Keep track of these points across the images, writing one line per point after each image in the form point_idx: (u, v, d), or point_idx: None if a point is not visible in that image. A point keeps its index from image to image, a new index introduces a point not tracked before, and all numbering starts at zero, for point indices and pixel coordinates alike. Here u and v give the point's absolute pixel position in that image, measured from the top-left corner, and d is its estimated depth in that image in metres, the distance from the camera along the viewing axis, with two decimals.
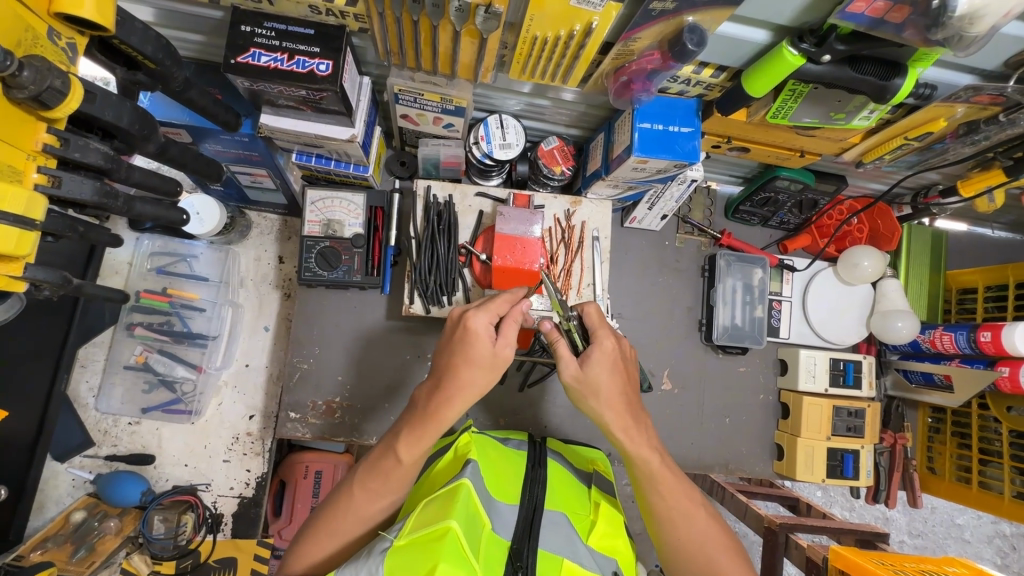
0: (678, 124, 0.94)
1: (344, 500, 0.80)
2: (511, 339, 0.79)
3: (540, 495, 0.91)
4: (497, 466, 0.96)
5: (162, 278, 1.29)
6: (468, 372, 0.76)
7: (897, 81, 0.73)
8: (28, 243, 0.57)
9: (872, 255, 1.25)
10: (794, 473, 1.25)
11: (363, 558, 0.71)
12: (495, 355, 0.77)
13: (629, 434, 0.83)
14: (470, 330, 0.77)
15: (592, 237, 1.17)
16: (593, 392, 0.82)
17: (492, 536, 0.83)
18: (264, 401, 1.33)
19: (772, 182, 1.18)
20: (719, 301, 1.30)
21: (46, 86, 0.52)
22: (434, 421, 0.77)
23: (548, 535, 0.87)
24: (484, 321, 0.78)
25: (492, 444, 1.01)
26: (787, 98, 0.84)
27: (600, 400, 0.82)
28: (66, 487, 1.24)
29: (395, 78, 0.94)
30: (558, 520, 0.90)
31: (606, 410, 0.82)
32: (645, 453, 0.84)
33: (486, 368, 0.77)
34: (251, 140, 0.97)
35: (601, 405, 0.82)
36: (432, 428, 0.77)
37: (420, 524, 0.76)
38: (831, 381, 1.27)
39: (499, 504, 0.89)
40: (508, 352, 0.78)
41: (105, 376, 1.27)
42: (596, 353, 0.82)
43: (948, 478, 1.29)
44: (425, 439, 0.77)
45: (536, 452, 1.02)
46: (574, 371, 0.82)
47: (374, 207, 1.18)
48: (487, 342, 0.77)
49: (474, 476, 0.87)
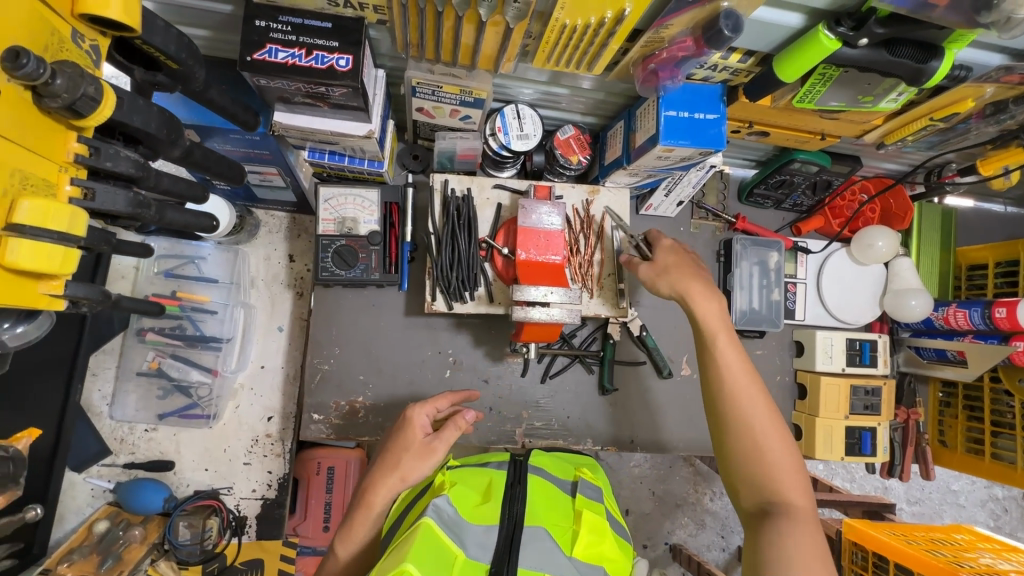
0: (703, 111, 0.92)
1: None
2: (447, 433, 0.87)
3: (520, 512, 0.91)
4: (479, 493, 0.96)
5: (171, 282, 1.26)
6: (401, 456, 0.85)
7: (934, 63, 0.72)
8: (74, 261, 0.54)
9: (886, 235, 1.26)
10: (814, 451, 1.27)
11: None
12: (426, 444, 0.86)
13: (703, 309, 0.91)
14: (406, 421, 0.89)
15: (611, 226, 1.16)
16: (670, 272, 0.96)
17: (464, 560, 0.84)
18: (281, 402, 1.31)
19: (789, 164, 1.18)
20: (736, 285, 1.30)
21: (80, 93, 0.48)
22: (368, 509, 0.85)
23: (528, 552, 0.86)
24: (421, 412, 0.89)
25: (471, 472, 1.00)
26: (816, 82, 0.83)
27: (670, 281, 0.96)
28: (84, 497, 1.22)
29: (413, 71, 0.91)
30: (538, 534, 0.89)
31: (680, 286, 0.94)
32: (724, 339, 0.89)
33: (417, 455, 0.85)
34: (263, 138, 0.95)
35: (671, 288, 0.95)
36: (361, 516, 0.85)
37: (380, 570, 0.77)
38: (847, 360, 1.28)
39: (473, 527, 0.89)
40: (438, 443, 0.86)
41: (118, 384, 1.25)
42: (657, 245, 1.02)
43: (960, 450, 1.32)
44: (355, 531, 0.86)
45: (517, 469, 1.00)
46: (647, 268, 0.99)
47: (389, 203, 1.15)
48: (419, 432, 0.87)
49: (439, 510, 0.88)
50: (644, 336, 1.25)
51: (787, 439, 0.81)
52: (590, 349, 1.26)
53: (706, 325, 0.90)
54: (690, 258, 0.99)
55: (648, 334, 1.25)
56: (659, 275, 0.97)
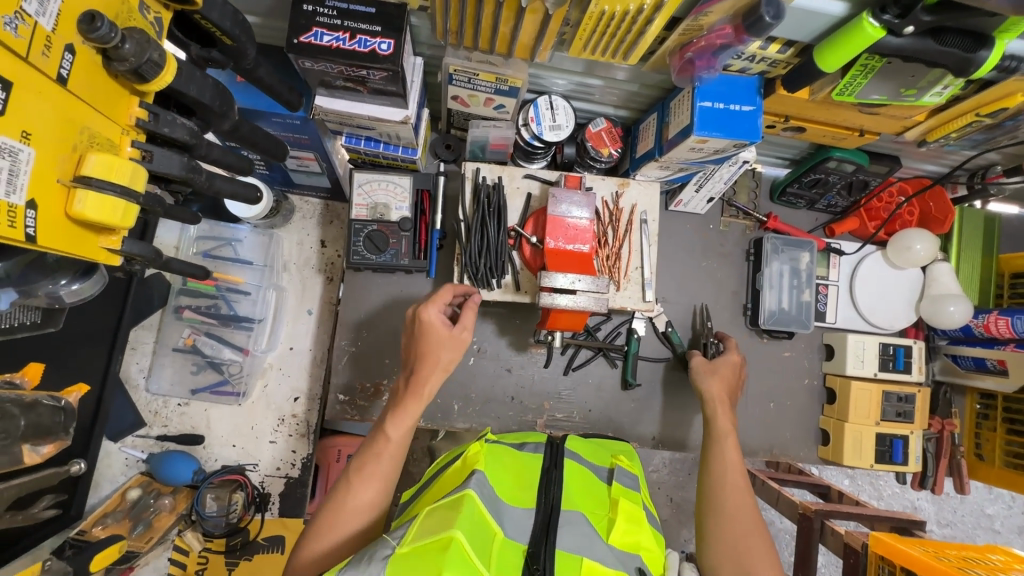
0: (739, 103, 0.92)
1: (330, 501, 0.83)
2: (468, 317, 0.94)
3: (557, 495, 0.92)
4: (514, 472, 0.96)
5: (208, 262, 1.31)
6: (438, 346, 0.90)
7: (983, 52, 0.70)
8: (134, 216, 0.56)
9: (925, 238, 1.23)
10: (841, 457, 1.23)
11: (366, 563, 0.70)
12: (455, 334, 0.92)
13: (721, 410, 1.08)
14: (424, 325, 0.91)
15: (640, 220, 1.16)
16: (711, 373, 1.13)
17: (504, 540, 0.83)
18: (308, 383, 1.34)
19: (825, 163, 1.16)
20: (765, 284, 1.28)
21: (146, 58, 0.52)
22: (419, 396, 0.88)
23: (567, 534, 0.87)
24: (435, 311, 0.92)
25: (504, 451, 0.99)
26: (857, 73, 0.83)
27: (715, 376, 1.13)
28: (119, 465, 1.26)
29: (451, 58, 0.93)
30: (576, 518, 0.90)
31: (713, 391, 1.11)
32: (726, 441, 1.03)
33: (451, 347, 0.92)
34: (303, 122, 0.97)
35: (708, 385, 1.12)
36: (413, 402, 0.88)
37: (422, 532, 0.74)
38: (880, 365, 1.24)
39: (511, 507, 0.89)
40: (465, 332, 0.93)
41: (155, 358, 1.29)
42: (728, 344, 1.20)
43: (997, 464, 1.27)
44: (403, 414, 0.88)
45: (553, 452, 1.01)
46: (702, 361, 1.17)
47: (421, 190, 1.18)
48: (444, 328, 0.91)
49: (480, 486, 0.85)
50: (669, 332, 1.26)
51: (767, 539, 0.91)
52: (614, 343, 1.25)
53: (716, 430, 1.05)
54: (731, 372, 1.15)
55: (674, 330, 1.26)
56: (709, 369, 1.14)
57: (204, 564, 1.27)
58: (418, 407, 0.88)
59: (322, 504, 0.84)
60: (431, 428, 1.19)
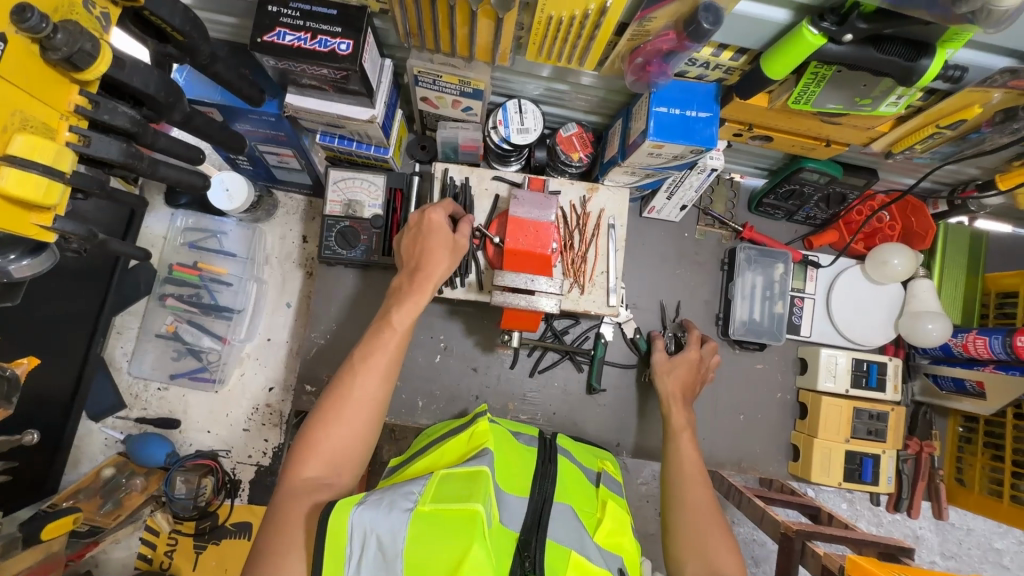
0: (696, 109, 0.92)
1: (327, 398, 0.82)
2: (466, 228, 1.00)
3: (551, 490, 0.92)
4: (510, 458, 0.96)
5: (194, 253, 1.36)
6: (442, 247, 0.94)
7: (924, 61, 0.70)
8: (58, 194, 0.57)
9: (902, 253, 1.20)
10: (810, 474, 1.21)
11: (385, 509, 0.72)
12: (458, 239, 0.97)
13: (676, 406, 1.11)
14: (430, 224, 0.95)
15: (607, 225, 1.16)
16: (672, 370, 1.16)
17: (501, 527, 0.83)
18: (283, 374, 1.37)
19: (797, 173, 1.15)
20: (737, 295, 1.27)
21: (78, 47, 0.54)
22: (424, 289, 0.91)
23: (558, 528, 0.88)
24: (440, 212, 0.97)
25: (504, 436, 1.00)
26: (809, 82, 0.82)
27: (671, 377, 1.15)
28: (98, 445, 1.31)
29: (415, 60, 0.96)
30: (566, 512, 0.92)
31: (670, 386, 1.14)
32: (681, 437, 1.05)
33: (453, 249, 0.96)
34: (276, 119, 1.01)
35: (666, 384, 1.14)
36: (419, 294, 0.90)
37: (443, 492, 0.75)
38: (852, 381, 1.22)
39: (508, 495, 0.89)
40: (463, 237, 0.98)
41: (138, 343, 1.34)
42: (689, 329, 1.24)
43: (978, 491, 1.22)
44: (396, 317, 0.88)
45: (547, 449, 1.01)
46: (662, 355, 1.18)
47: (394, 189, 1.20)
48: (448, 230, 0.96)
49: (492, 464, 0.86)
50: (637, 339, 1.26)
51: (726, 531, 0.91)
52: (582, 347, 1.25)
53: (671, 428, 1.08)
54: (686, 367, 1.16)
55: (641, 337, 1.26)
56: (667, 367, 1.15)
57: (173, 546, 1.30)
58: (425, 296, 0.90)
59: (322, 398, 0.83)
60: (395, 423, 1.21)
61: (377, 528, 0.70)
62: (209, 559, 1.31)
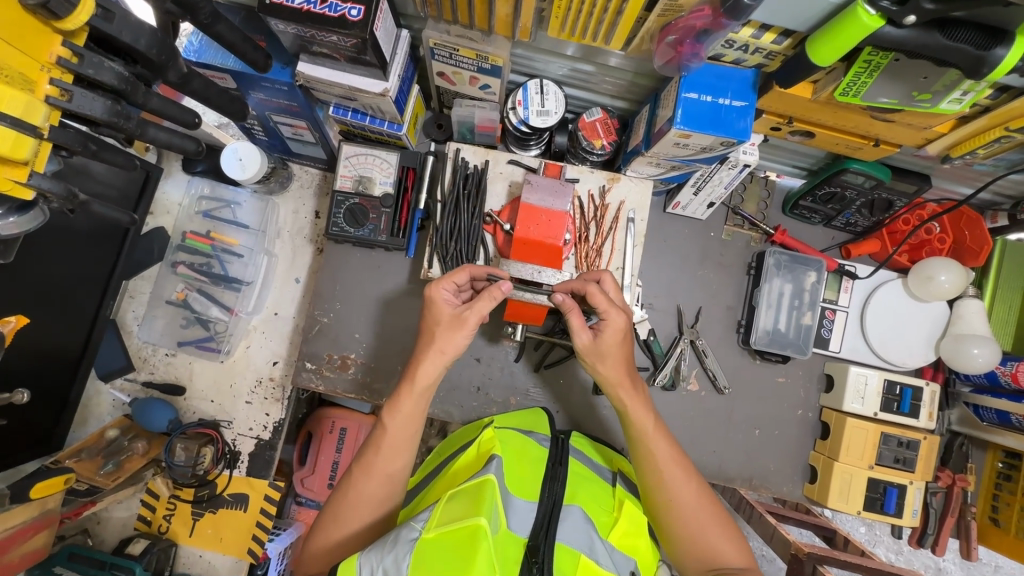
0: (730, 97, 0.85)
1: (368, 455, 0.87)
2: (481, 305, 0.88)
3: (560, 492, 0.89)
4: (519, 461, 0.93)
5: (207, 222, 1.36)
6: (436, 334, 0.88)
7: (999, 50, 0.61)
8: (26, 148, 0.54)
9: (952, 270, 1.09)
10: (826, 499, 1.13)
11: (390, 546, 0.73)
12: (456, 316, 0.88)
13: (629, 399, 0.92)
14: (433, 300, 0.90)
15: (627, 218, 1.09)
16: (603, 359, 0.91)
17: (508, 533, 0.81)
18: (287, 349, 1.36)
19: (840, 175, 1.06)
20: (762, 302, 1.19)
21: None
22: (437, 350, 0.88)
23: (566, 528, 0.84)
24: (441, 289, 0.90)
25: (514, 436, 0.98)
26: (861, 70, 0.73)
27: (605, 364, 0.91)
28: (107, 406, 1.34)
29: (431, 30, 0.91)
30: (576, 514, 0.87)
31: (610, 375, 0.91)
32: (654, 444, 0.91)
33: (454, 325, 0.88)
34: (290, 88, 0.98)
35: (603, 372, 0.92)
36: (445, 333, 0.88)
37: (448, 517, 0.75)
38: (882, 405, 1.13)
39: (516, 499, 0.86)
40: (468, 314, 0.87)
41: (149, 308, 1.35)
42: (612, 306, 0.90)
43: (1014, 533, 1.12)
44: (402, 404, 0.88)
45: (558, 449, 0.98)
46: (588, 339, 0.90)
47: (406, 168, 1.16)
48: (447, 306, 0.90)
49: (499, 471, 0.85)
50: (651, 341, 1.18)
51: (737, 539, 0.89)
52: None
53: (641, 433, 0.91)
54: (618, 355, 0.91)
55: (655, 339, 1.17)
56: (594, 356, 0.90)
57: (172, 511, 1.32)
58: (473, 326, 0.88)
59: (371, 433, 0.89)
60: None
61: (384, 562, 0.71)
62: (206, 526, 1.33)
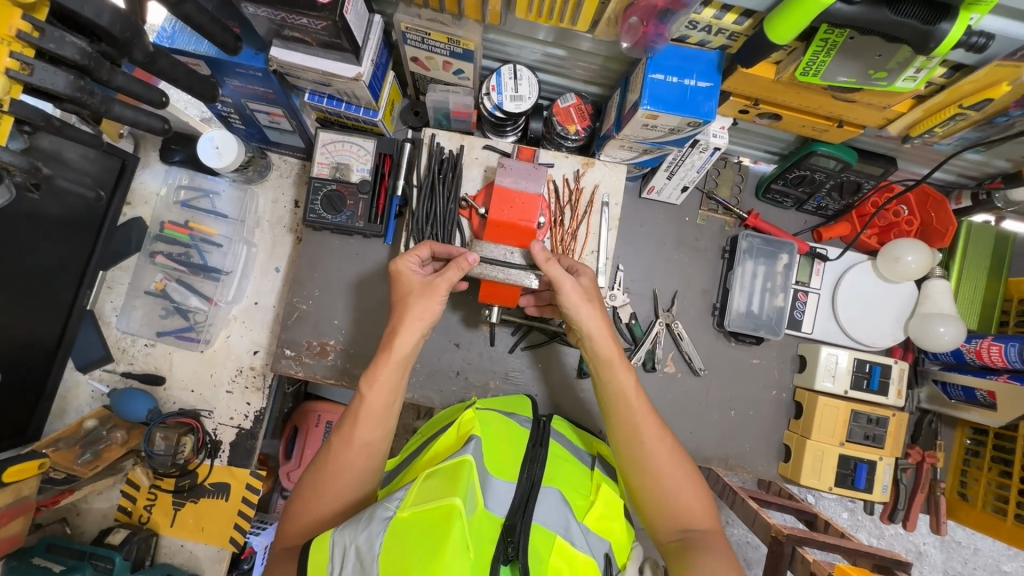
0: (696, 78, 0.87)
1: (344, 427, 0.88)
2: (449, 275, 0.91)
3: (539, 474, 0.89)
4: (501, 444, 0.94)
5: (185, 211, 1.35)
6: (413, 303, 0.91)
7: (945, 25, 0.63)
8: None
9: (918, 250, 1.12)
10: (800, 476, 1.15)
11: (364, 523, 0.73)
12: (428, 283, 0.92)
13: (609, 348, 0.94)
14: (399, 273, 0.94)
15: (601, 202, 1.11)
16: (586, 302, 0.94)
17: (485, 512, 0.81)
18: (268, 338, 1.36)
19: (809, 157, 1.08)
20: (736, 285, 1.21)
21: None
22: (409, 320, 0.91)
23: (544, 510, 0.85)
24: (409, 264, 0.95)
25: (495, 419, 0.99)
26: (818, 49, 0.75)
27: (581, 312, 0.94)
28: (86, 397, 1.33)
29: (402, 14, 0.92)
30: (554, 496, 0.88)
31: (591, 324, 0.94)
32: (638, 413, 0.93)
33: (423, 292, 0.92)
34: (264, 74, 0.98)
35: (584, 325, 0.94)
36: (422, 300, 0.91)
37: (423, 496, 0.75)
38: (853, 383, 1.15)
39: (495, 480, 0.87)
40: (437, 281, 0.92)
41: (127, 299, 1.35)
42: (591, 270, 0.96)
43: (981, 507, 1.15)
44: (381, 374, 0.89)
45: (540, 430, 0.99)
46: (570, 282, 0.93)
47: (383, 154, 1.17)
48: (415, 274, 0.94)
49: (477, 451, 0.86)
50: (632, 324, 1.20)
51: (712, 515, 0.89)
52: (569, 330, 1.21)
53: (622, 396, 0.93)
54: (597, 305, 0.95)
55: (636, 323, 1.20)
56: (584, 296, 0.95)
57: (153, 501, 1.32)
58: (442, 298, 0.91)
59: (348, 405, 0.90)
60: None
61: (357, 540, 0.71)
62: (187, 516, 1.32)
